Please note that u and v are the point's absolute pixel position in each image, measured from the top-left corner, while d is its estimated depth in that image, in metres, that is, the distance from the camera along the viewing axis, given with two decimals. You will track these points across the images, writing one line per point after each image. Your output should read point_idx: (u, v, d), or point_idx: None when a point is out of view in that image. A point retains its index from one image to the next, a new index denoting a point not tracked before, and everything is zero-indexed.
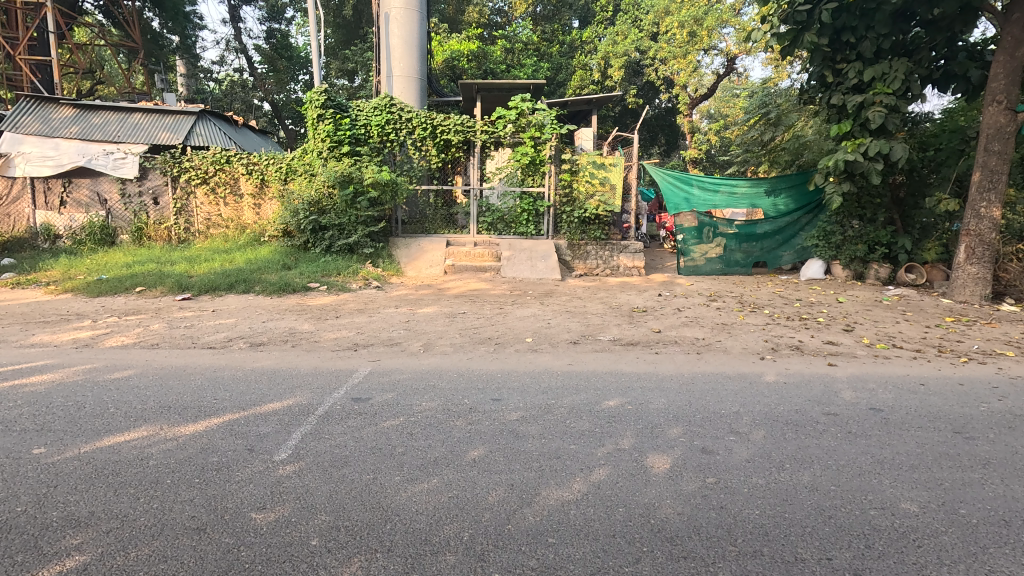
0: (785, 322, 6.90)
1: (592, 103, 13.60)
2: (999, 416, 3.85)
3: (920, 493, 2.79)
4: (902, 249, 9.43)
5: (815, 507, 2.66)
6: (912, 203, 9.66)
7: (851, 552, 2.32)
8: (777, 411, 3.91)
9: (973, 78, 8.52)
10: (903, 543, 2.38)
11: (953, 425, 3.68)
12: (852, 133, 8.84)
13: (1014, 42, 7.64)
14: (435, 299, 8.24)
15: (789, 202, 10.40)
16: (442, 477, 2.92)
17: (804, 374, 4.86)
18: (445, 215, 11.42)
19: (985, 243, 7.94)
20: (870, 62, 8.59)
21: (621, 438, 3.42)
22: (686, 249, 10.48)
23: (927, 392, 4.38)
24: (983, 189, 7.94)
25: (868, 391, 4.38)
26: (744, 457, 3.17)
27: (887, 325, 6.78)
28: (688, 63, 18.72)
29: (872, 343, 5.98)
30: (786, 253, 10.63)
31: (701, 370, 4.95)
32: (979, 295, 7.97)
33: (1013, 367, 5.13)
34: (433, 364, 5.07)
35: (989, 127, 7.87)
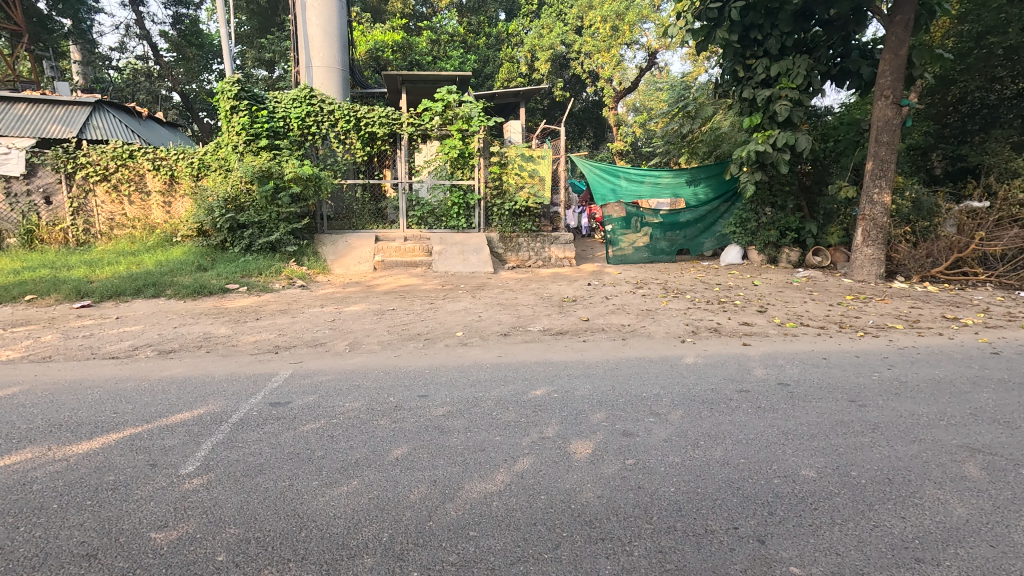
0: (704, 305, 7.24)
1: (519, 96, 13.64)
2: (888, 384, 4.22)
3: (818, 459, 3.01)
4: (810, 234, 10.12)
5: (725, 480, 2.80)
6: (817, 191, 10.37)
7: (757, 520, 2.45)
8: (694, 391, 4.09)
9: (865, 75, 9.20)
10: (803, 508, 2.55)
11: (849, 395, 3.99)
12: (762, 125, 9.35)
13: (897, 41, 8.32)
14: (363, 297, 8.02)
15: (709, 191, 10.87)
16: (362, 478, 2.84)
17: (720, 354, 5.11)
18: (374, 210, 11.21)
19: (878, 226, 8.65)
20: (775, 58, 9.11)
21: (545, 426, 3.46)
22: (615, 238, 10.75)
23: (828, 366, 4.73)
24: (876, 177, 8.63)
25: (777, 368, 4.67)
26: (662, 437, 3.29)
27: (796, 305, 7.26)
28: (611, 57, 19.12)
29: (782, 323, 6.38)
30: (707, 240, 11.16)
31: (625, 356, 5.09)
32: (875, 275, 8.69)
33: (902, 338, 5.64)
34: (358, 364, 4.93)
35: (878, 120, 8.57)
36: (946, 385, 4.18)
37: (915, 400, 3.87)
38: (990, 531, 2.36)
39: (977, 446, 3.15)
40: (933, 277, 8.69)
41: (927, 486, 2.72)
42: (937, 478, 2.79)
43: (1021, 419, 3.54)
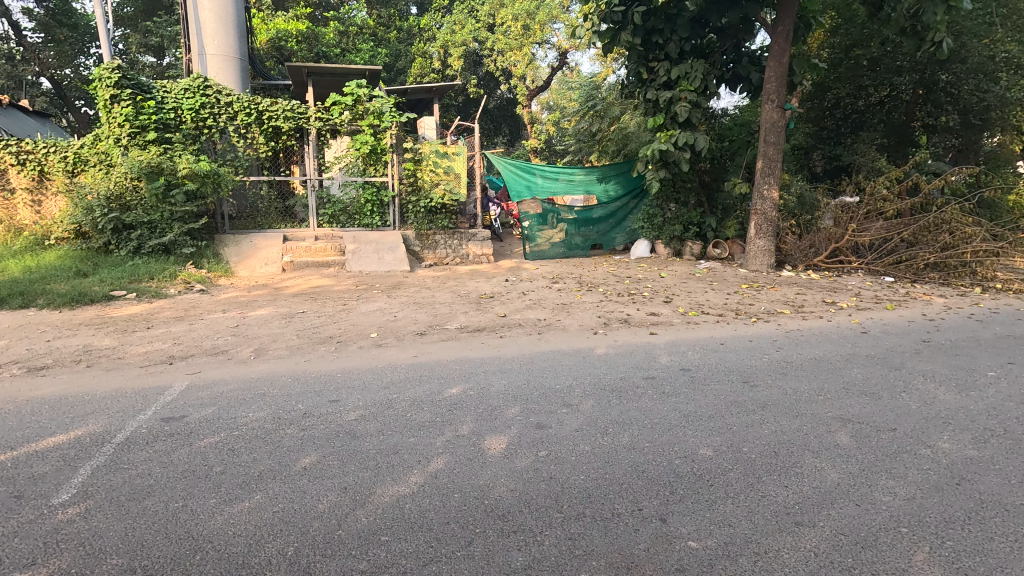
0: (616, 298, 7.54)
1: (432, 92, 13.45)
2: (775, 364, 4.61)
3: (715, 438, 3.23)
4: (710, 228, 10.79)
5: (632, 464, 2.94)
6: (715, 187, 11.08)
7: (659, 500, 2.59)
8: (605, 380, 4.25)
9: (754, 80, 9.96)
10: (700, 485, 2.72)
11: (743, 376, 4.32)
12: (665, 125, 9.86)
13: (780, 50, 9.06)
14: (270, 300, 7.61)
15: (618, 188, 11.34)
16: (265, 492, 2.69)
17: (629, 344, 5.35)
18: (281, 209, 10.68)
19: (768, 220, 9.40)
20: (675, 62, 9.64)
21: (460, 425, 3.46)
22: (532, 235, 10.91)
23: (725, 350, 5.09)
24: (765, 174, 9.37)
25: (680, 354, 4.97)
26: (574, 427, 3.40)
27: (698, 295, 7.74)
28: (524, 56, 19.31)
29: (685, 312, 6.78)
30: (619, 235, 11.63)
31: (541, 350, 5.19)
32: (766, 265, 9.46)
33: (788, 322, 6.19)
34: (264, 371, 4.66)
35: (765, 122, 9.30)
36: (823, 363, 4.64)
37: (797, 378, 4.27)
38: (855, 491, 2.65)
39: (848, 416, 3.52)
40: (815, 266, 9.60)
41: (806, 456, 3.00)
42: (815, 448, 3.09)
43: (883, 390, 4.00)
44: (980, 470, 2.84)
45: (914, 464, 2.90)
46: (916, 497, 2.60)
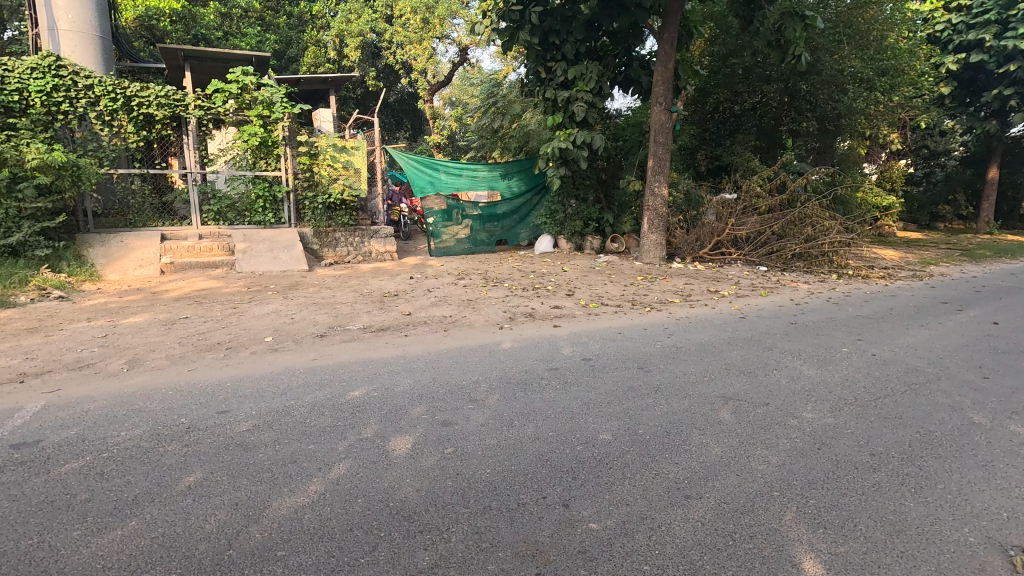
0: (521, 293, 7.67)
1: (327, 83, 12.81)
2: (667, 350, 4.95)
3: (613, 423, 3.40)
4: (608, 223, 11.33)
5: (536, 453, 3.01)
6: (612, 184, 11.62)
7: (562, 487, 2.68)
8: (510, 374, 4.32)
9: (644, 84, 10.55)
10: (600, 469, 2.85)
11: (639, 362, 4.58)
12: (564, 124, 10.17)
13: (665, 56, 9.66)
14: (147, 306, 6.90)
15: (522, 184, 11.52)
16: (142, 517, 2.44)
17: (534, 337, 5.47)
18: (157, 204, 9.70)
19: (659, 216, 10.03)
20: (572, 63, 9.97)
21: (364, 428, 3.35)
22: (436, 231, 10.80)
23: (623, 338, 5.38)
24: (655, 173, 9.97)
25: (582, 344, 5.16)
26: (480, 422, 3.42)
27: (598, 287, 8.09)
28: (424, 50, 19.00)
29: (586, 304, 7.06)
30: (523, 231, 11.85)
31: (447, 347, 5.16)
32: (659, 257, 10.10)
33: (678, 310, 6.66)
34: (141, 384, 4.22)
35: (654, 123, 9.89)
36: (708, 347, 5.04)
37: (686, 362, 4.60)
38: (736, 462, 2.91)
39: (729, 394, 3.85)
40: (701, 258, 10.41)
41: (693, 433, 3.24)
42: (701, 426, 3.34)
43: (758, 368, 4.42)
44: (836, 435, 3.23)
45: (783, 434, 3.23)
46: (785, 463, 2.90)
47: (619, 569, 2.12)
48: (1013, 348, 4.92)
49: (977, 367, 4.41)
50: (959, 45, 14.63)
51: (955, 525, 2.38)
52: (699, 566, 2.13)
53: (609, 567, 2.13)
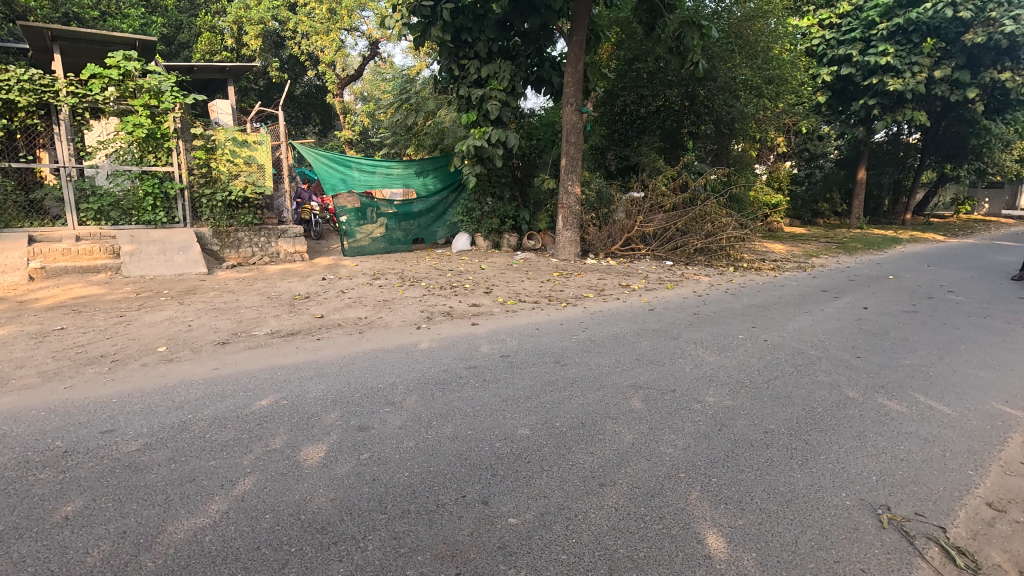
0: (438, 291, 7.59)
1: (224, 72, 11.95)
2: (582, 343, 5.11)
3: (531, 417, 3.44)
4: (524, 221, 11.49)
5: (455, 453, 3.00)
6: (527, 182, 11.79)
7: (481, 484, 2.68)
8: (428, 374, 4.27)
9: (555, 84, 10.79)
10: (518, 463, 2.88)
11: (556, 357, 4.69)
12: (478, 122, 10.18)
13: (575, 58, 9.92)
14: (12, 317, 6.10)
15: (437, 181, 11.40)
16: (8, 556, 2.16)
17: (452, 336, 5.43)
18: (23, 202, 8.61)
19: (573, 214, 10.31)
20: (484, 61, 10.01)
21: (272, 438, 3.17)
22: (350, 230, 10.37)
23: (541, 334, 5.49)
24: (568, 171, 10.24)
25: (500, 341, 5.20)
26: (397, 425, 3.34)
27: (516, 284, 8.19)
28: (331, 41, 18.21)
29: (504, 301, 7.11)
30: (440, 228, 11.74)
31: (362, 350, 5.00)
32: (573, 254, 10.39)
33: (592, 305, 6.90)
34: (5, 405, 3.73)
35: (566, 123, 10.14)
36: (620, 339, 5.25)
37: (599, 354, 4.77)
38: (646, 448, 3.05)
39: (640, 383, 4.04)
40: (613, 254, 10.84)
41: (607, 423, 3.36)
42: (614, 415, 3.48)
43: (665, 357, 4.68)
44: (734, 415, 3.49)
45: (688, 418, 3.44)
46: (690, 445, 3.09)
47: (537, 561, 2.16)
48: (879, 330, 5.56)
49: (852, 349, 4.92)
50: (832, 59, 16.27)
51: (835, 491, 2.64)
52: (613, 551, 2.22)
53: (528, 560, 2.16)
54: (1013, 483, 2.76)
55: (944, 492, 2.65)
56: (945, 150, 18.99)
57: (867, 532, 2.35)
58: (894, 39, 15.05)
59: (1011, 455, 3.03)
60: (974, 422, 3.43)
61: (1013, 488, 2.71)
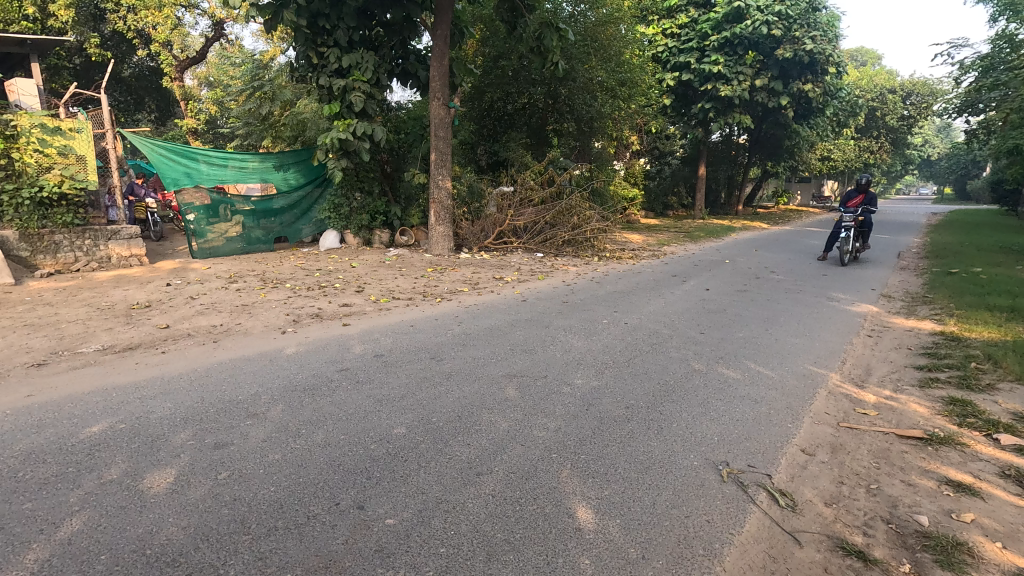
0: (305, 293, 7.15)
1: (24, 46, 10.10)
2: (457, 338, 5.13)
3: (408, 416, 3.39)
4: (395, 216, 11.21)
5: (327, 460, 2.86)
6: (397, 177, 11.51)
7: (356, 489, 2.60)
8: (296, 381, 4.01)
9: (422, 78, 10.64)
10: (394, 463, 2.83)
11: (431, 353, 4.66)
12: (342, 113, 9.74)
13: (440, 53, 9.85)
14: None
15: (299, 176, 10.71)
16: None
17: (321, 339, 5.15)
18: None
19: (445, 208, 10.28)
20: (345, 51, 9.58)
21: (106, 469, 2.77)
22: (200, 229, 9.39)
23: (415, 331, 5.42)
24: (439, 166, 10.17)
25: (373, 341, 5.04)
26: (260, 438, 3.10)
27: (389, 281, 7.99)
28: (165, 18, 16.04)
29: (377, 299, 6.90)
30: (305, 227, 11.06)
31: (218, 360, 4.56)
32: (447, 249, 10.38)
33: (467, 299, 6.96)
34: None
35: (434, 118, 10.04)
36: (494, 330, 5.36)
37: (474, 347, 4.83)
38: (520, 434, 3.16)
39: (515, 372, 4.16)
40: (486, 247, 11.03)
41: (483, 413, 3.42)
42: (490, 405, 3.55)
43: (537, 345, 4.87)
44: (600, 395, 3.75)
45: (559, 401, 3.62)
46: (561, 427, 3.25)
47: (414, 560, 2.14)
48: (719, 308, 6.28)
49: (698, 326, 5.52)
50: (674, 65, 17.97)
51: (685, 454, 2.95)
52: (491, 536, 2.27)
53: (406, 559, 2.14)
54: (820, 430, 3.29)
55: (769, 445, 3.08)
56: (766, 149, 21.93)
57: (711, 487, 2.66)
58: (723, 50, 17.02)
59: (818, 407, 3.62)
60: (791, 382, 4.03)
61: (820, 434, 3.24)
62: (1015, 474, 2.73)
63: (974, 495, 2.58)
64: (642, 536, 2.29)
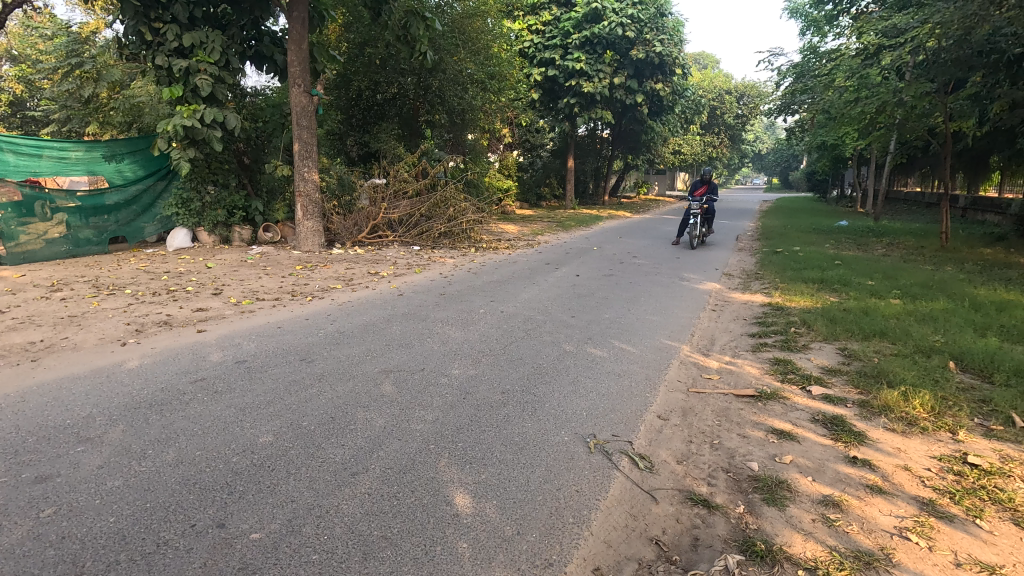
0: (150, 298, 6.38)
1: None
2: (330, 337, 4.91)
3: (276, 423, 3.18)
4: (257, 211, 10.38)
5: (181, 479, 2.60)
6: (256, 169, 10.63)
7: (215, 507, 2.39)
8: (141, 397, 3.58)
9: (279, 62, 9.92)
10: (260, 474, 2.65)
11: (301, 354, 4.42)
12: (185, 98, 8.78)
13: (298, 36, 9.25)
14: None
15: (136, 167, 9.46)
16: None
17: (172, 348, 4.64)
18: None
19: (313, 202, 9.72)
20: (185, 28, 8.65)
21: None
22: (11, 231, 7.83)
23: (283, 332, 5.08)
24: (303, 157, 9.58)
25: (234, 347, 4.65)
26: (96, 464, 2.73)
27: (251, 282, 7.39)
28: None
29: (238, 302, 6.36)
30: (148, 225, 9.76)
31: (39, 381, 3.92)
32: (318, 244, 9.84)
33: (340, 296, 6.66)
34: None
35: (295, 106, 9.41)
36: (370, 327, 5.21)
37: (348, 345, 4.66)
38: (397, 429, 3.12)
39: (392, 368, 4.09)
40: (361, 242, 10.63)
41: (358, 412, 3.33)
42: (366, 402, 3.46)
43: (414, 339, 4.82)
44: (478, 383, 3.81)
45: (437, 393, 3.63)
46: (438, 417, 3.27)
47: (283, 572, 2.03)
48: (588, 292, 6.67)
49: (569, 310, 5.82)
50: (541, 60, 18.58)
51: (556, 431, 3.11)
52: (368, 535, 2.23)
53: (274, 572, 2.02)
54: (674, 396, 3.66)
55: (630, 414, 3.36)
56: (626, 143, 23.53)
57: (580, 459, 2.84)
58: (585, 49, 17.96)
59: (672, 376, 4.01)
60: (649, 356, 4.42)
61: (673, 400, 3.60)
62: (822, 418, 3.26)
63: (792, 439, 3.04)
64: (516, 513, 2.39)
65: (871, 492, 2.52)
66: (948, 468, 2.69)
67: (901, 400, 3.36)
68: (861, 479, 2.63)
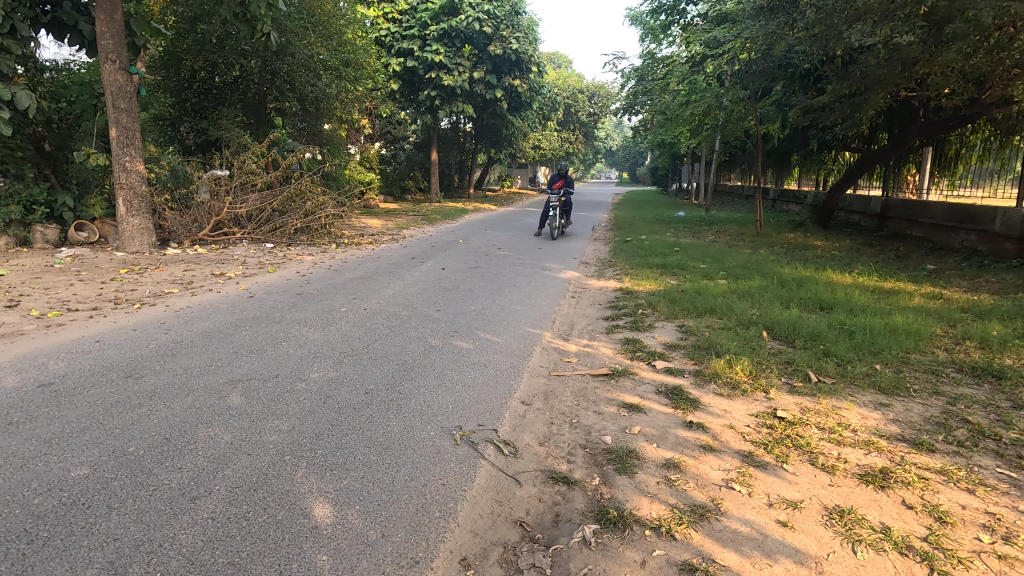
0: None
1: None
2: (164, 348, 4.34)
3: (93, 453, 2.74)
4: (64, 207, 8.82)
5: None
6: (61, 157, 9.05)
7: (9, 562, 1.99)
8: None
9: (85, 32, 8.49)
10: (73, 513, 2.27)
11: (126, 371, 3.85)
12: None
13: (109, 4, 7.98)
14: None
15: None
16: None
17: None
18: None
19: (138, 195, 8.51)
20: None
21: None
22: None
23: (103, 347, 4.39)
24: (124, 145, 8.33)
25: (36, 368, 3.91)
26: None
27: (60, 290, 6.26)
28: None
29: (42, 314, 5.36)
30: None
31: None
32: (148, 244, 8.65)
33: (177, 301, 5.93)
34: None
35: (110, 84, 8.13)
36: (213, 334, 4.71)
37: (187, 356, 4.16)
38: (246, 443, 2.86)
39: (239, 377, 3.73)
40: (201, 240, 9.56)
41: (199, 429, 2.98)
42: (208, 418, 3.12)
43: (267, 344, 4.45)
44: (339, 385, 3.63)
45: (292, 399, 3.39)
46: (295, 426, 3.05)
47: None
48: (453, 285, 6.67)
49: (435, 304, 5.77)
50: (399, 50, 18.11)
51: (421, 428, 3.06)
52: (212, 564, 2.01)
53: None
54: (536, 381, 3.81)
55: (495, 402, 3.43)
56: (488, 137, 23.89)
57: (446, 452, 2.83)
58: (443, 41, 17.84)
59: (534, 362, 4.17)
60: (514, 344, 4.55)
61: (536, 385, 3.75)
62: (664, 390, 3.60)
63: (640, 411, 3.32)
64: (381, 515, 2.31)
65: (704, 451, 2.85)
66: (763, 423, 3.12)
67: (727, 367, 3.84)
68: (696, 441, 2.95)
